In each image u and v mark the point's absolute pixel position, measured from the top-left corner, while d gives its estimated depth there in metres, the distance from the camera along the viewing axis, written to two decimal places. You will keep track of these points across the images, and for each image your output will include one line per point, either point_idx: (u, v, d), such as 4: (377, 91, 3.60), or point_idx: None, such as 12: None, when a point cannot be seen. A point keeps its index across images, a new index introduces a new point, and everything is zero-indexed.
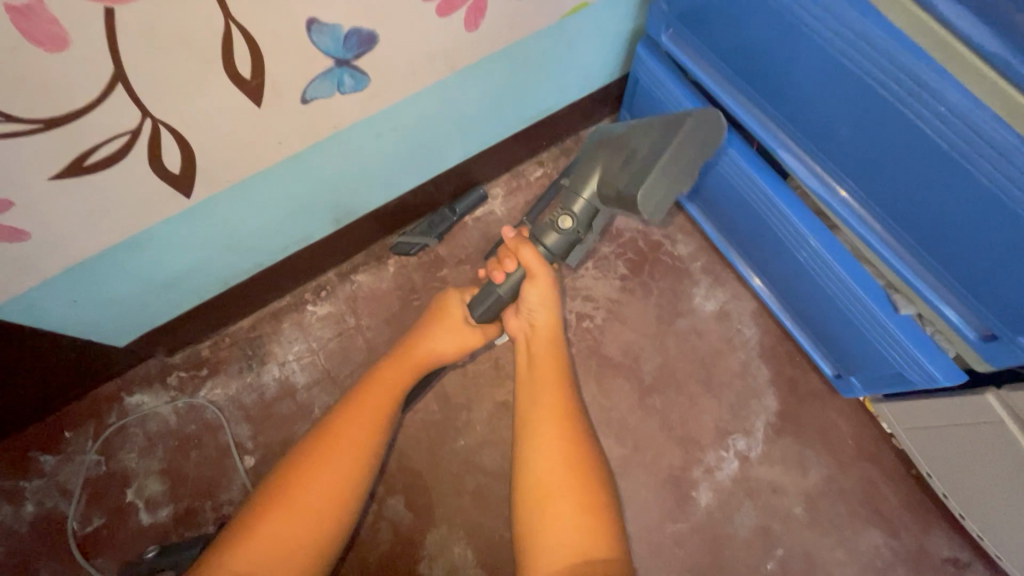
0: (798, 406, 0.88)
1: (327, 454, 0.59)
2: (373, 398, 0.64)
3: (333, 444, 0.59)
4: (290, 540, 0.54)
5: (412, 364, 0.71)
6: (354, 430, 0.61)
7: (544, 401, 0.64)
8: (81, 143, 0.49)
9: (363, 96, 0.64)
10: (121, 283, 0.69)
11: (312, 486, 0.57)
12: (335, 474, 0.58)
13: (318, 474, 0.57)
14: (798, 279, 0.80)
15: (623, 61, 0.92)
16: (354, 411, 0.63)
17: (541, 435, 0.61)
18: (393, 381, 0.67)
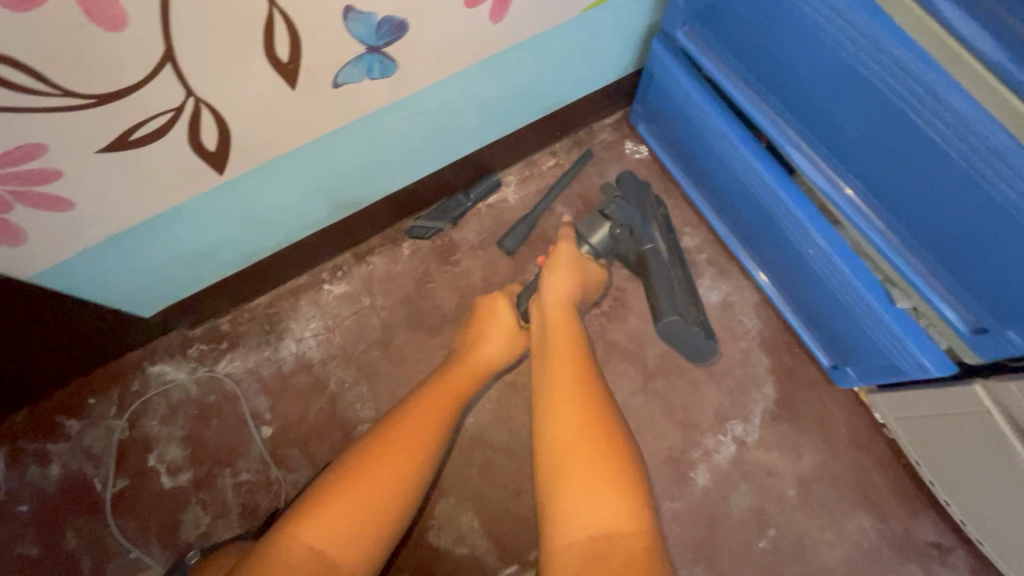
0: (795, 394, 0.91)
1: (396, 446, 0.66)
2: (437, 404, 0.73)
3: (403, 437, 0.67)
4: (359, 518, 0.60)
5: (461, 373, 0.80)
6: (421, 429, 0.69)
7: (569, 391, 0.70)
8: (128, 118, 0.52)
9: (390, 82, 0.67)
10: (153, 254, 0.72)
11: (382, 471, 0.63)
12: (407, 456, 0.65)
13: (387, 462, 0.64)
14: (800, 271, 0.83)
15: (638, 55, 0.95)
16: (417, 413, 0.71)
17: (567, 421, 0.66)
18: (452, 389, 0.77)
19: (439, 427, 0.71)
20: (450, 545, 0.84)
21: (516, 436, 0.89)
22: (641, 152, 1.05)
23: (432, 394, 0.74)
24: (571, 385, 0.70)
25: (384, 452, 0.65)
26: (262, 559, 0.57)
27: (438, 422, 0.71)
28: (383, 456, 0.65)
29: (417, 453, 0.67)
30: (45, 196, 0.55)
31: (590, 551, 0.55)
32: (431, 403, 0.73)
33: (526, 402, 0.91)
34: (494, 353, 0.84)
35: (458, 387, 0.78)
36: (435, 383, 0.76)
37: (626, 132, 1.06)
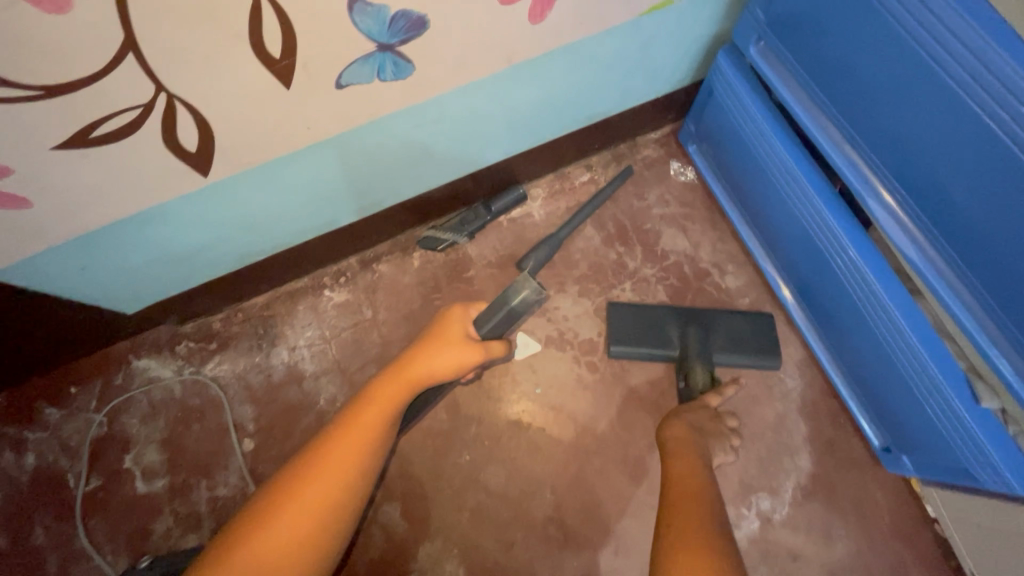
0: (834, 472, 0.80)
1: (311, 480, 0.56)
2: (358, 429, 0.60)
3: (321, 466, 0.57)
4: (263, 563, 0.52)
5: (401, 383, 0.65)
6: (335, 463, 0.57)
7: (683, 490, 0.57)
8: (86, 114, 0.44)
9: (406, 84, 0.57)
10: (134, 253, 0.65)
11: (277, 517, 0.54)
12: (319, 493, 0.55)
13: (290, 504, 0.54)
14: (861, 339, 0.72)
15: (697, 67, 0.83)
16: (340, 438, 0.59)
17: (677, 512, 0.53)
18: (380, 406, 0.63)
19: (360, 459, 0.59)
20: None
21: (514, 482, 0.81)
22: (687, 175, 0.93)
23: (355, 414, 0.62)
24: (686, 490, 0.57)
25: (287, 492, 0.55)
26: None
27: (357, 455, 0.59)
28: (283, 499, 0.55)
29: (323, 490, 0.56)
30: None
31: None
32: (356, 425, 0.60)
33: (529, 445, 0.82)
34: (438, 362, 0.67)
35: (385, 404, 0.63)
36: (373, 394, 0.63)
37: (673, 151, 0.94)
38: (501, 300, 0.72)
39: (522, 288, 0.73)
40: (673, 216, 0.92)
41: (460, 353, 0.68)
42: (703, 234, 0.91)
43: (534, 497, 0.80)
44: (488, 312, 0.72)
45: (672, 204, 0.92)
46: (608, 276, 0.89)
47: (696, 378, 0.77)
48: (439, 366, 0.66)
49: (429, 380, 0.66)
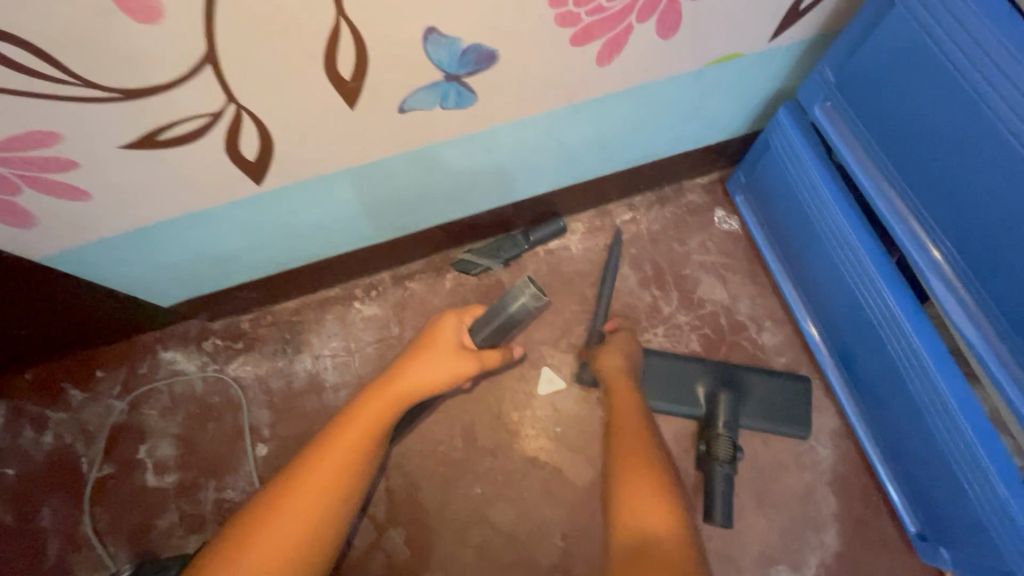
0: (862, 553, 0.76)
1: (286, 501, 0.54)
2: (339, 448, 0.59)
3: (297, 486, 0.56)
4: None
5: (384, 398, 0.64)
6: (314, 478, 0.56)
7: (625, 445, 0.62)
8: (158, 118, 0.45)
9: (466, 114, 0.57)
10: (177, 251, 0.66)
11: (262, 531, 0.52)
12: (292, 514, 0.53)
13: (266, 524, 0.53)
14: (906, 418, 0.68)
15: (755, 118, 0.81)
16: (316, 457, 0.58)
17: (626, 471, 0.58)
18: (361, 423, 0.61)
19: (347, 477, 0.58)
20: None
21: (524, 522, 0.79)
22: (730, 224, 0.92)
23: (341, 427, 0.61)
24: (628, 446, 0.61)
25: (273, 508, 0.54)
26: None
27: (343, 472, 0.58)
28: (268, 518, 0.53)
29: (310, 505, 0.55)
30: (59, 184, 0.49)
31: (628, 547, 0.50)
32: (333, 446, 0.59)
33: (543, 485, 0.80)
34: (424, 374, 0.66)
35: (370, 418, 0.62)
36: (357, 410, 0.62)
37: (719, 199, 0.93)
38: (500, 307, 0.65)
39: (523, 295, 0.64)
40: (712, 265, 0.90)
41: (451, 365, 0.67)
42: (742, 286, 0.89)
43: (542, 540, 0.78)
44: (485, 319, 0.67)
45: (713, 252, 0.90)
46: (640, 320, 0.87)
47: (718, 448, 0.74)
48: (426, 378, 0.66)
49: (416, 393, 0.66)
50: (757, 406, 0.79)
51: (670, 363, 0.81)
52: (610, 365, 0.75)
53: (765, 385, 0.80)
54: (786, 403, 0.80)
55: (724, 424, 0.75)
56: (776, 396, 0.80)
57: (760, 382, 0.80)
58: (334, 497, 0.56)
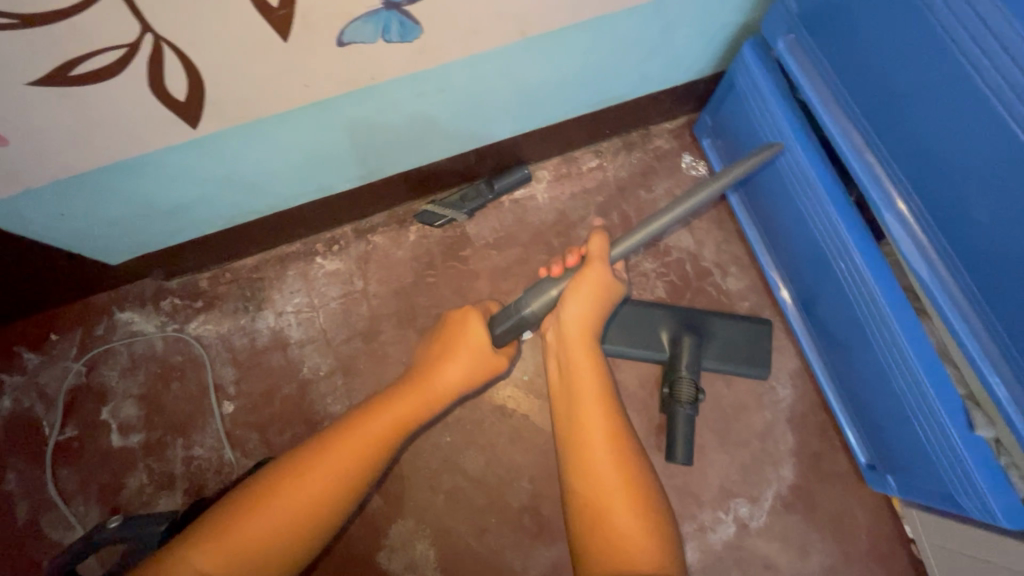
0: (817, 485, 0.79)
1: (305, 473, 0.57)
2: (366, 432, 0.61)
3: (319, 461, 0.58)
4: (260, 538, 0.53)
5: (418, 397, 0.66)
6: (336, 458, 0.59)
7: (600, 442, 0.61)
8: (67, 49, 0.42)
9: (412, 48, 0.54)
10: (114, 203, 0.63)
11: (262, 515, 0.54)
12: (309, 486, 0.57)
13: (291, 488, 0.56)
14: (860, 356, 0.70)
15: (720, 58, 0.79)
16: (344, 437, 0.60)
17: (603, 478, 0.59)
18: (391, 415, 0.63)
19: (346, 481, 0.58)
20: (399, 571, 0.77)
21: (493, 468, 0.80)
22: (698, 169, 0.90)
23: (351, 426, 0.61)
24: (599, 438, 0.61)
25: (275, 492, 0.56)
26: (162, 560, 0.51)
27: (350, 467, 0.59)
28: (285, 484, 0.56)
29: (313, 490, 0.57)
30: None
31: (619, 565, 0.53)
32: (356, 432, 0.61)
33: (511, 433, 0.81)
34: (451, 375, 0.68)
35: (400, 411, 0.64)
36: (393, 400, 0.64)
37: (686, 143, 0.91)
38: (514, 308, 0.70)
39: (536, 296, 0.69)
40: None
41: (477, 368, 0.68)
42: (708, 232, 0.88)
43: (512, 485, 0.80)
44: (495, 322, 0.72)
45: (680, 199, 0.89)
46: None
47: (682, 390, 0.75)
48: (454, 382, 0.67)
49: (445, 395, 0.67)
50: (722, 350, 0.80)
51: (637, 308, 0.81)
52: (596, 246, 0.68)
53: (727, 328, 0.81)
54: (750, 343, 0.81)
55: (688, 372, 0.76)
56: (740, 338, 0.81)
57: (722, 327, 0.80)
58: (336, 488, 0.58)
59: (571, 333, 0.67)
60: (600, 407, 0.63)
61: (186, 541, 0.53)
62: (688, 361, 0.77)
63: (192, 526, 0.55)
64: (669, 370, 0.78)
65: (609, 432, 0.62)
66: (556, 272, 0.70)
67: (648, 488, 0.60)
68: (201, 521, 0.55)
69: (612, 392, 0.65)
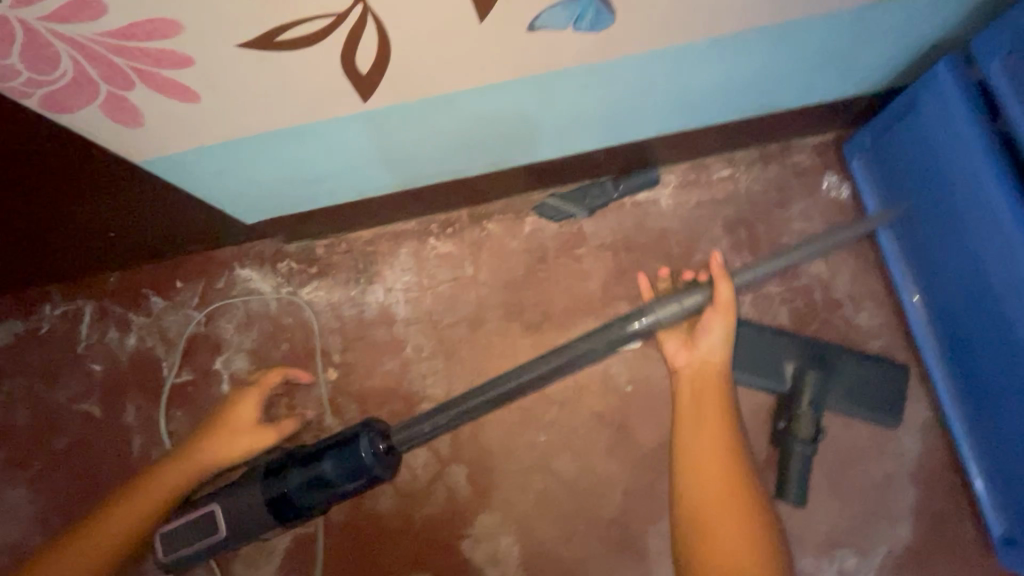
0: (937, 549, 0.73)
1: (117, 508, 0.71)
2: (172, 478, 0.73)
3: (141, 487, 0.72)
4: (88, 556, 0.68)
5: (215, 436, 0.76)
6: (163, 482, 0.73)
7: (710, 457, 0.60)
8: (280, 15, 0.41)
9: (596, 39, 0.51)
10: (267, 166, 0.64)
11: (72, 554, 0.68)
12: (122, 524, 0.70)
13: (105, 518, 0.70)
14: (1023, 421, 0.62)
15: (897, 73, 0.71)
16: (169, 470, 0.73)
17: (706, 496, 0.58)
18: (184, 470, 0.74)
19: (151, 505, 0.71)
20: (481, 561, 0.77)
21: (586, 474, 0.78)
22: (840, 191, 0.84)
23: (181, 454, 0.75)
24: (717, 451, 0.60)
25: (111, 514, 0.71)
26: (77, 550, 0.68)
27: (164, 498, 0.72)
28: (116, 507, 0.71)
29: (120, 525, 0.70)
30: (170, 83, 0.47)
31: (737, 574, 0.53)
32: (180, 465, 0.74)
33: (609, 442, 0.79)
34: (240, 418, 0.77)
35: (202, 459, 0.74)
36: (207, 442, 0.75)
37: (831, 162, 0.84)
38: (633, 314, 0.69)
39: (660, 309, 0.67)
40: (814, 235, 0.83)
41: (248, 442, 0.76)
42: (845, 261, 0.82)
43: (604, 496, 0.78)
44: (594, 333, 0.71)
45: (816, 221, 0.83)
46: None
47: (801, 425, 0.71)
48: (247, 420, 0.77)
49: (226, 460, 0.75)
50: (851, 391, 0.74)
51: (759, 332, 0.77)
52: (725, 293, 0.66)
53: (858, 368, 0.75)
54: (881, 388, 0.75)
55: (810, 408, 0.71)
56: (871, 381, 0.75)
57: (853, 366, 0.75)
58: (154, 505, 0.71)
59: (714, 360, 0.66)
60: (717, 422, 0.63)
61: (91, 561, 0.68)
62: (812, 396, 0.72)
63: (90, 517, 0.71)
64: (788, 402, 0.74)
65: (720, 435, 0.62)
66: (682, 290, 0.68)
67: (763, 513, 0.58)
68: (69, 534, 0.70)
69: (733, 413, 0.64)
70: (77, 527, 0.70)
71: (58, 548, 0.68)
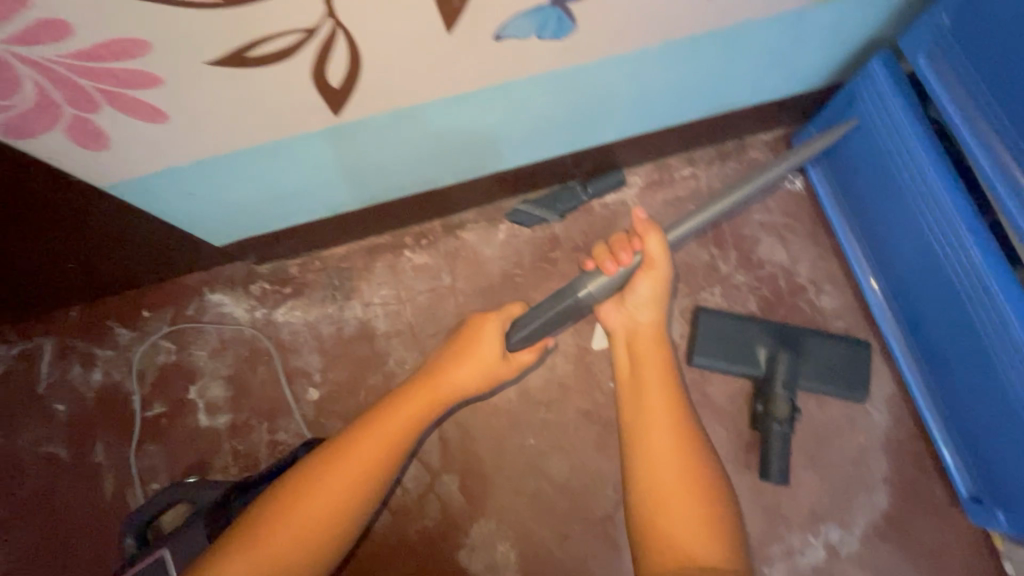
0: (913, 514, 0.77)
1: (301, 501, 0.58)
2: (367, 444, 0.63)
3: (317, 473, 0.60)
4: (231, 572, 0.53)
5: (424, 398, 0.69)
6: (352, 468, 0.61)
7: (658, 438, 0.60)
8: (252, 32, 0.42)
9: (559, 46, 0.53)
10: (238, 186, 0.64)
11: (294, 515, 0.57)
12: (308, 512, 0.57)
13: (285, 516, 0.56)
14: (976, 385, 0.67)
15: (836, 71, 0.77)
16: (368, 428, 0.64)
17: (657, 477, 0.58)
18: (414, 408, 0.67)
19: (341, 507, 0.59)
20: (479, 571, 0.76)
21: (577, 473, 0.79)
22: (793, 184, 0.89)
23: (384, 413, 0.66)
24: (662, 431, 0.61)
25: (301, 516, 0.57)
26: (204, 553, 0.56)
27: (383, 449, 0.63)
28: (293, 502, 0.58)
29: (308, 525, 0.57)
30: (139, 104, 0.46)
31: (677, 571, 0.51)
32: (379, 429, 0.65)
33: (597, 439, 0.80)
34: (460, 380, 0.71)
35: (415, 410, 0.67)
36: (407, 394, 0.68)
37: (783, 156, 0.90)
38: (569, 289, 0.68)
39: (594, 281, 0.67)
40: (773, 225, 0.87)
41: (486, 372, 0.71)
42: (803, 248, 0.86)
43: (596, 493, 0.78)
44: (533, 314, 0.70)
45: (774, 212, 0.88)
46: (698, 278, 0.85)
47: (778, 408, 0.74)
48: (462, 384, 0.70)
49: (451, 395, 0.71)
50: (819, 370, 0.78)
51: (728, 320, 0.80)
52: (655, 248, 0.65)
53: (823, 346, 0.79)
54: (846, 365, 0.79)
55: (784, 390, 0.74)
56: (837, 359, 0.79)
57: (817, 344, 0.79)
58: (316, 521, 0.57)
59: (645, 322, 0.68)
60: (663, 400, 0.63)
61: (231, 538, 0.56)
62: (783, 379, 0.75)
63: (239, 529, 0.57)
64: (763, 385, 0.77)
65: (676, 432, 0.61)
66: (608, 267, 0.66)
67: (713, 491, 0.57)
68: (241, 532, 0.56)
69: (681, 391, 0.65)
70: (278, 493, 0.59)
71: (269, 517, 0.57)
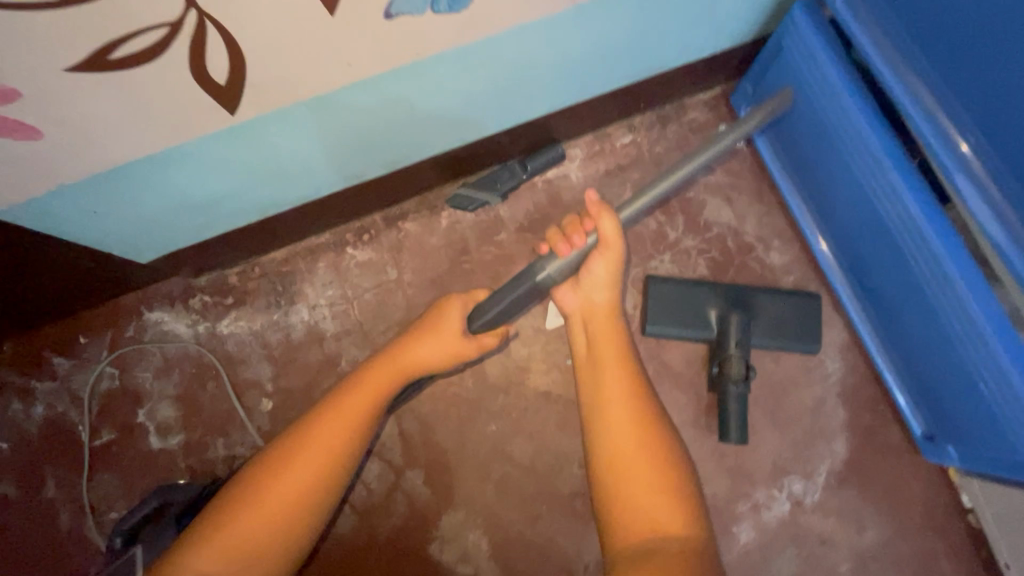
0: (871, 458, 0.78)
1: (298, 459, 0.58)
2: (349, 408, 0.63)
3: (311, 432, 0.60)
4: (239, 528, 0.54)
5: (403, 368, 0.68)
6: (341, 426, 0.61)
7: (621, 415, 0.60)
8: (106, 31, 0.39)
9: (460, 19, 0.50)
10: (147, 198, 0.60)
11: (251, 509, 0.55)
12: (304, 472, 0.58)
13: (284, 475, 0.57)
14: (918, 325, 0.68)
15: (763, 22, 0.75)
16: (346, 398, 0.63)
17: (620, 455, 0.58)
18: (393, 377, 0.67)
19: (333, 467, 0.59)
20: (453, 561, 0.76)
21: (541, 455, 0.79)
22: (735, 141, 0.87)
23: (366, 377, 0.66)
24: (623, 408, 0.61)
25: (294, 476, 0.57)
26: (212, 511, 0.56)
27: (344, 440, 0.60)
28: (289, 462, 0.58)
29: (302, 484, 0.57)
30: (2, 120, 0.43)
31: (643, 555, 0.51)
32: (363, 390, 0.64)
33: (558, 418, 0.80)
34: (427, 358, 0.68)
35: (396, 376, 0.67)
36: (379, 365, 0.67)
37: (723, 114, 0.88)
38: (527, 273, 0.66)
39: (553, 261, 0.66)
40: (718, 186, 0.86)
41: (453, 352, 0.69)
42: (749, 206, 0.86)
43: (562, 472, 0.78)
44: (496, 297, 0.67)
45: (718, 172, 0.86)
46: (646, 246, 0.84)
47: (732, 367, 0.73)
48: (428, 362, 0.68)
49: (417, 371, 0.68)
50: (770, 327, 0.78)
51: (676, 285, 0.79)
52: (609, 229, 0.64)
53: (774, 303, 0.78)
54: (797, 318, 0.79)
55: (739, 352, 0.74)
56: (787, 313, 0.79)
57: (769, 302, 0.78)
58: (310, 481, 0.58)
59: (603, 306, 0.67)
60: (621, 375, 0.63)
61: (228, 499, 0.56)
62: (737, 341, 0.74)
63: (237, 486, 0.58)
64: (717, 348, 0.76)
65: (634, 417, 0.60)
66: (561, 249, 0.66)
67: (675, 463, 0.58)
68: (241, 494, 0.57)
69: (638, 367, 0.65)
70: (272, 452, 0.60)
71: (267, 476, 0.57)
